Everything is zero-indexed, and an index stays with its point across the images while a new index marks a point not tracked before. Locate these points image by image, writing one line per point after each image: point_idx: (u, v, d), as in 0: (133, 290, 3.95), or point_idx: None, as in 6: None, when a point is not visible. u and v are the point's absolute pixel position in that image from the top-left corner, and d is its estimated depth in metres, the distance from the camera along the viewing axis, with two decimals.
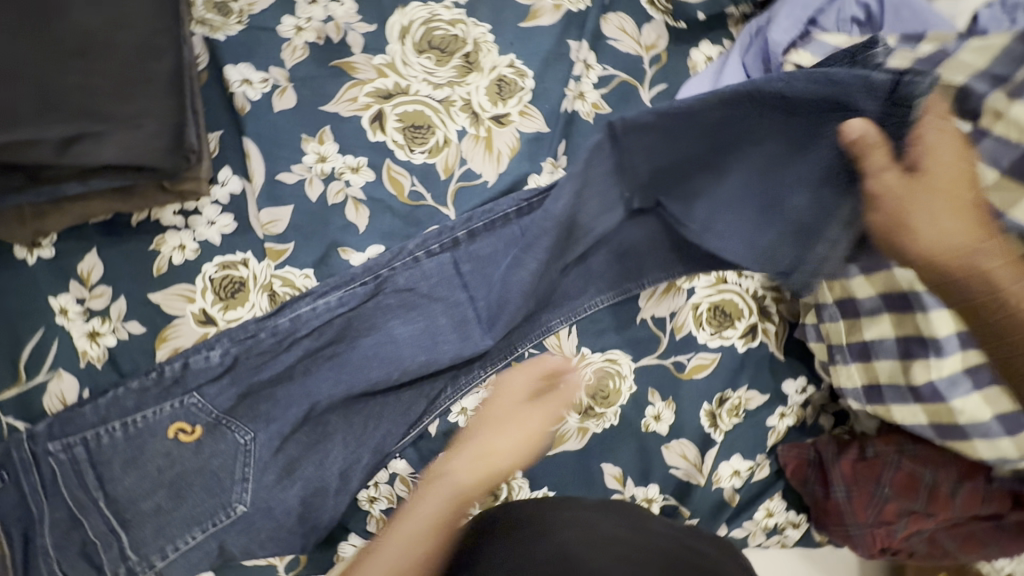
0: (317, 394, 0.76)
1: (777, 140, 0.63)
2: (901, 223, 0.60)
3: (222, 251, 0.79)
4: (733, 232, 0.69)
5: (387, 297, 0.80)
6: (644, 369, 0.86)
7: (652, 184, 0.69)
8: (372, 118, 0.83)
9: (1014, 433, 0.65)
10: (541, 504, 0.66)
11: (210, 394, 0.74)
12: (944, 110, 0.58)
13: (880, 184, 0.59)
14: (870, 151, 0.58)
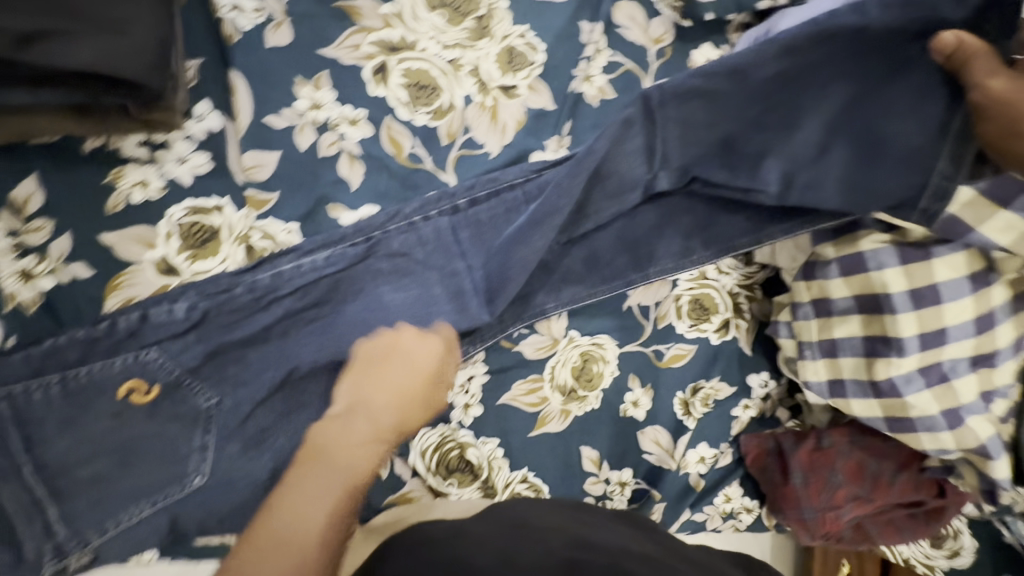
0: (296, 358, 0.71)
1: (849, 84, 0.67)
2: (1009, 129, 0.60)
3: (193, 194, 0.70)
4: (831, 169, 0.69)
5: (379, 261, 0.75)
6: (627, 355, 0.88)
7: (690, 158, 0.71)
8: (374, 69, 0.78)
9: (954, 427, 0.73)
10: (565, 503, 0.73)
11: (171, 351, 0.66)
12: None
13: (987, 94, 0.61)
14: (974, 57, 0.61)
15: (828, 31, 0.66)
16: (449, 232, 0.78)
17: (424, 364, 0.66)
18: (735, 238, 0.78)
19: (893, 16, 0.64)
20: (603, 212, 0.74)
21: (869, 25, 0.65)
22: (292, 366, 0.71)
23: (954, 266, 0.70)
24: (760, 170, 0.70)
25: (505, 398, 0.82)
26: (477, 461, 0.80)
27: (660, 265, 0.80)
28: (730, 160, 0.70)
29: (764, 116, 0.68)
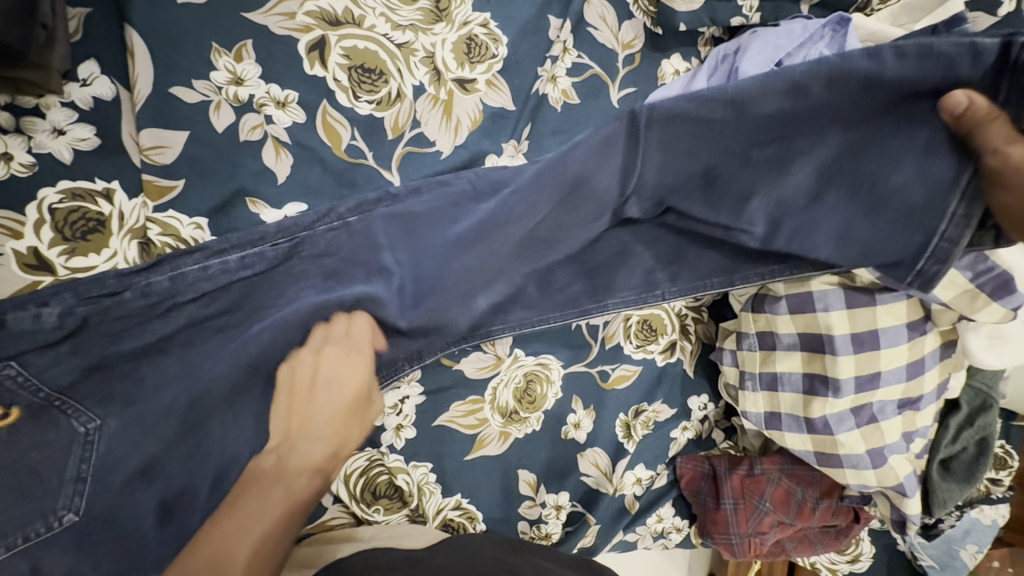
0: (201, 376, 0.60)
1: (848, 130, 0.62)
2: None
3: (73, 175, 0.58)
4: (827, 222, 0.66)
5: (304, 262, 0.67)
6: (572, 376, 0.84)
7: (657, 186, 0.68)
8: (311, 44, 0.67)
9: (877, 465, 0.75)
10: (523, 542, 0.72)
11: (38, 365, 0.55)
12: None
13: (1004, 161, 0.55)
14: (985, 122, 0.56)
15: (840, 75, 0.59)
16: (386, 232, 0.70)
17: (357, 383, 0.66)
18: (704, 276, 0.76)
19: (908, 65, 0.57)
20: (570, 246, 0.71)
21: (883, 73, 0.58)
22: (194, 387, 0.60)
23: (896, 314, 0.71)
24: (745, 211, 0.68)
25: (441, 420, 0.76)
26: (407, 487, 0.74)
27: (620, 297, 0.77)
28: (713, 199, 0.68)
29: (754, 152, 0.65)
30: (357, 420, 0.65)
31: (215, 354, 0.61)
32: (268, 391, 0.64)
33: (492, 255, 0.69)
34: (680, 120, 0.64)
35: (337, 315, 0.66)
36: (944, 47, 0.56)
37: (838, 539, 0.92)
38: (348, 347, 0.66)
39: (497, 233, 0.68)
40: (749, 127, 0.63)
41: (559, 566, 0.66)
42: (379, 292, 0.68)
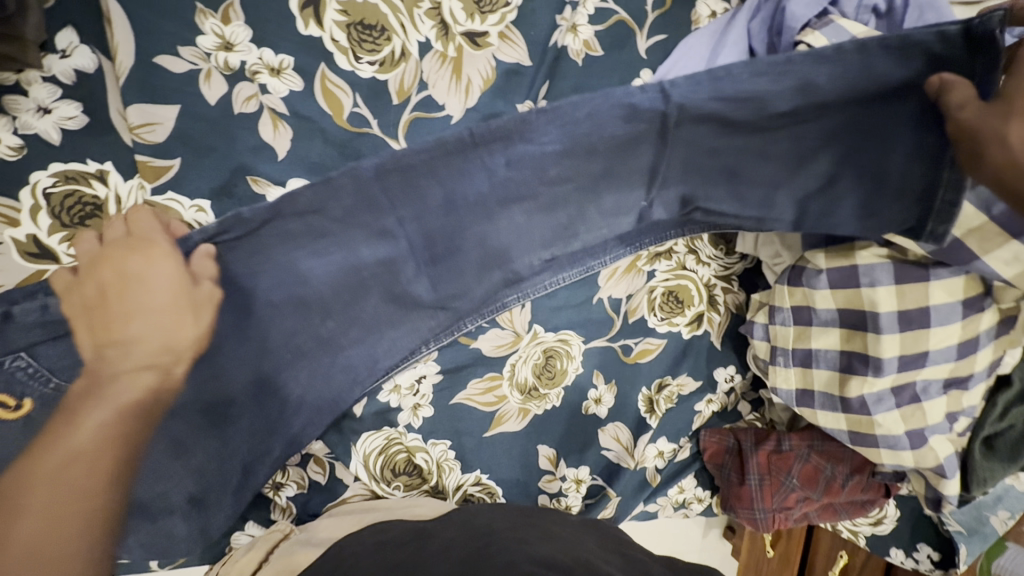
0: (228, 364, 0.61)
1: (858, 110, 0.63)
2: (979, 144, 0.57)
3: (64, 156, 0.55)
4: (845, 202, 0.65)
5: (287, 221, 0.61)
6: (593, 351, 0.82)
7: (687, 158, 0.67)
8: (304, 0, 0.61)
9: (916, 447, 0.71)
10: (535, 509, 0.71)
11: (48, 359, 0.54)
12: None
13: (961, 120, 0.58)
14: (953, 86, 0.58)
15: (843, 70, 0.64)
16: (373, 179, 0.63)
17: (152, 281, 0.57)
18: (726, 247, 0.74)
19: (892, 57, 0.62)
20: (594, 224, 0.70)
21: (874, 67, 0.63)
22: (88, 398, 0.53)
23: (950, 291, 0.65)
24: (772, 200, 0.67)
25: (459, 398, 0.75)
26: (425, 465, 0.74)
27: None
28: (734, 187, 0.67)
29: (766, 122, 0.65)
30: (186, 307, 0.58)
31: (235, 339, 0.61)
32: (277, 359, 0.64)
33: (518, 223, 0.68)
34: (708, 118, 0.65)
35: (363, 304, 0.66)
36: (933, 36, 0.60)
37: (865, 507, 0.88)
38: (357, 314, 0.67)
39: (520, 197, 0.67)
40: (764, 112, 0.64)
41: (575, 533, 0.66)
42: (399, 260, 0.67)
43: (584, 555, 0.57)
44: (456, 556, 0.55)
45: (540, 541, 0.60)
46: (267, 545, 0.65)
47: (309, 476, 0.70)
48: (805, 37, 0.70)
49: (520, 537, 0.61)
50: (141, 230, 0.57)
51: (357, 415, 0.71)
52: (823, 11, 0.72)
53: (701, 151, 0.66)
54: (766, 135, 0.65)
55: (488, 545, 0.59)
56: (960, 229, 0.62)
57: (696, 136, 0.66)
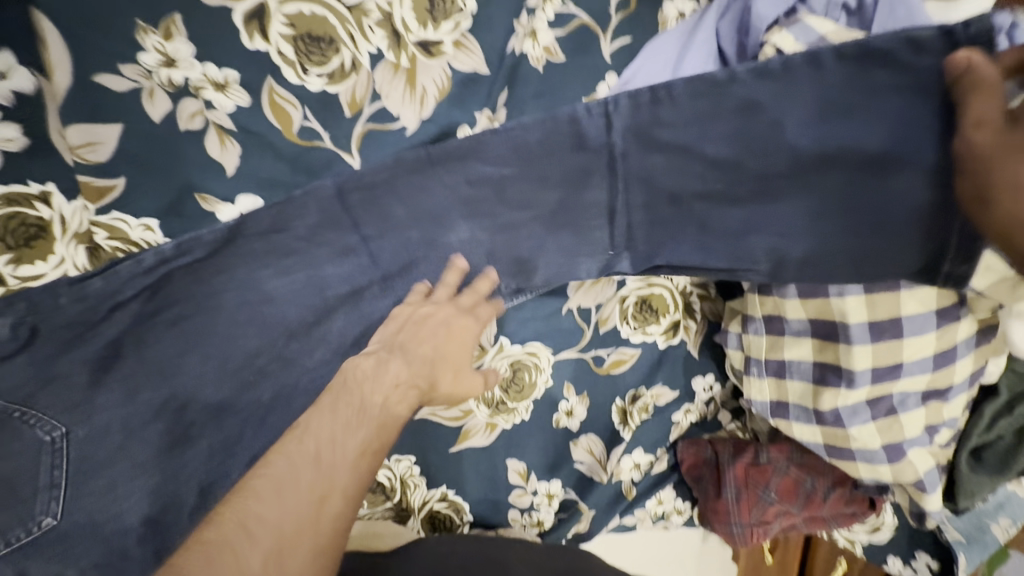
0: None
1: (815, 136, 0.59)
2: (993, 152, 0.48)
3: (4, 179, 0.54)
4: (820, 239, 0.61)
5: (249, 242, 0.63)
6: (563, 362, 0.80)
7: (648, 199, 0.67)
8: (248, 13, 0.60)
9: (894, 462, 0.68)
10: (495, 538, 0.72)
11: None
12: None
13: (965, 143, 0.51)
14: (981, 82, 0.50)
15: (787, 88, 0.60)
16: (334, 199, 0.65)
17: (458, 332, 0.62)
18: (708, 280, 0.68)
19: (847, 71, 0.58)
20: (565, 238, 0.70)
21: (829, 81, 0.59)
22: (346, 391, 0.52)
23: (922, 300, 0.62)
24: (745, 245, 0.64)
25: (424, 413, 0.74)
26: (389, 482, 0.73)
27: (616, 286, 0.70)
28: (707, 237, 0.66)
29: (714, 152, 0.63)
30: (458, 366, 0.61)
31: (191, 354, 0.58)
32: (233, 384, 0.62)
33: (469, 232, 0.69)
34: (660, 149, 0.66)
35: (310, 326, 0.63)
36: (923, 64, 0.55)
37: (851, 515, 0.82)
38: (322, 335, 0.64)
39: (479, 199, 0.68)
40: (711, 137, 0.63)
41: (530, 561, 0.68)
42: (353, 272, 0.66)
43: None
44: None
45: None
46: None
47: None
48: (772, 37, 0.68)
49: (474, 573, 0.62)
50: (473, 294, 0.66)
51: None
52: (791, 9, 0.69)
53: (657, 194, 0.67)
54: (719, 173, 0.64)
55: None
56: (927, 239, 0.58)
57: (649, 167, 0.66)
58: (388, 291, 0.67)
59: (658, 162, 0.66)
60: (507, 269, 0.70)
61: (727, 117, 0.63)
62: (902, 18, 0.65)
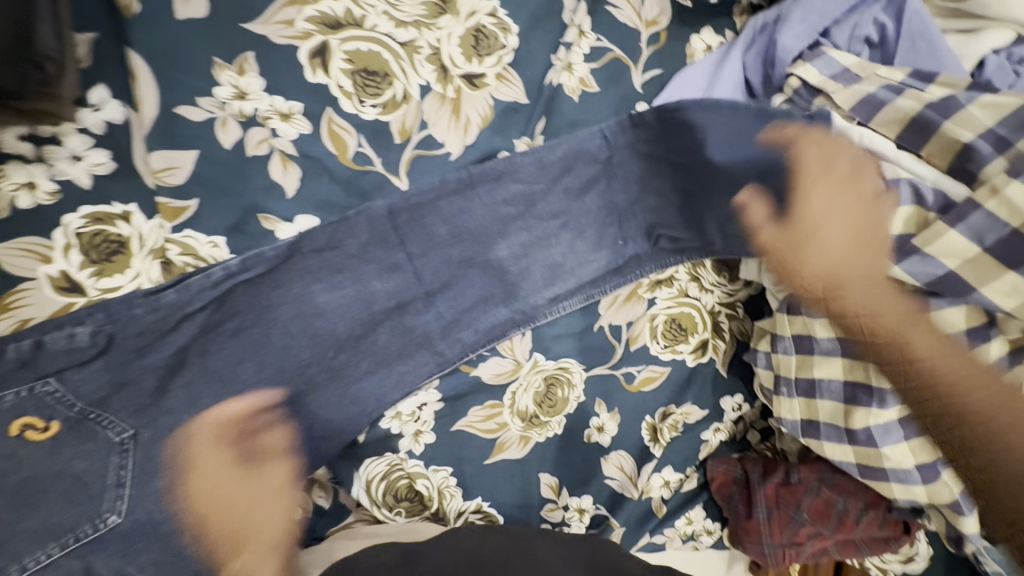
0: (240, 388, 0.65)
1: (742, 149, 0.73)
2: (798, 244, 0.71)
3: (94, 199, 0.60)
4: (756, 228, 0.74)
5: (307, 258, 0.68)
6: (595, 378, 0.82)
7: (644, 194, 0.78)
8: (313, 51, 0.66)
9: (928, 482, 0.68)
10: (511, 535, 0.70)
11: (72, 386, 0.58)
12: (823, 135, 0.69)
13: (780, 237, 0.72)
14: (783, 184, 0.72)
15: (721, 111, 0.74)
16: (385, 218, 0.70)
17: (265, 498, 0.67)
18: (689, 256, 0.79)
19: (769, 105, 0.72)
20: (585, 260, 0.79)
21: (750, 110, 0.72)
22: (262, 551, 0.65)
23: (951, 320, 0.63)
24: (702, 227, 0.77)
25: (461, 425, 0.76)
26: (427, 491, 0.75)
27: None
28: (680, 215, 0.78)
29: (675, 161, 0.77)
30: (284, 489, 0.68)
31: (257, 360, 0.66)
32: (287, 390, 0.68)
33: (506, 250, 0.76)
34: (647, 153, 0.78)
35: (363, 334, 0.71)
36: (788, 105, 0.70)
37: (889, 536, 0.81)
38: (368, 347, 0.72)
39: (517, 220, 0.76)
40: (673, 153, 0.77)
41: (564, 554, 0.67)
42: (399, 286, 0.73)
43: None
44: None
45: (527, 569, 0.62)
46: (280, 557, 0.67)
47: (313, 501, 0.72)
48: (796, 70, 0.72)
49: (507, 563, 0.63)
50: (235, 448, 0.65)
51: (361, 442, 0.73)
52: (816, 42, 0.73)
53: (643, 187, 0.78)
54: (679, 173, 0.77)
55: None
56: (956, 260, 0.59)
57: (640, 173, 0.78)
58: (431, 305, 0.74)
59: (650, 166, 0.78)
60: (542, 289, 0.78)
61: (680, 135, 0.76)
62: (924, 54, 0.68)
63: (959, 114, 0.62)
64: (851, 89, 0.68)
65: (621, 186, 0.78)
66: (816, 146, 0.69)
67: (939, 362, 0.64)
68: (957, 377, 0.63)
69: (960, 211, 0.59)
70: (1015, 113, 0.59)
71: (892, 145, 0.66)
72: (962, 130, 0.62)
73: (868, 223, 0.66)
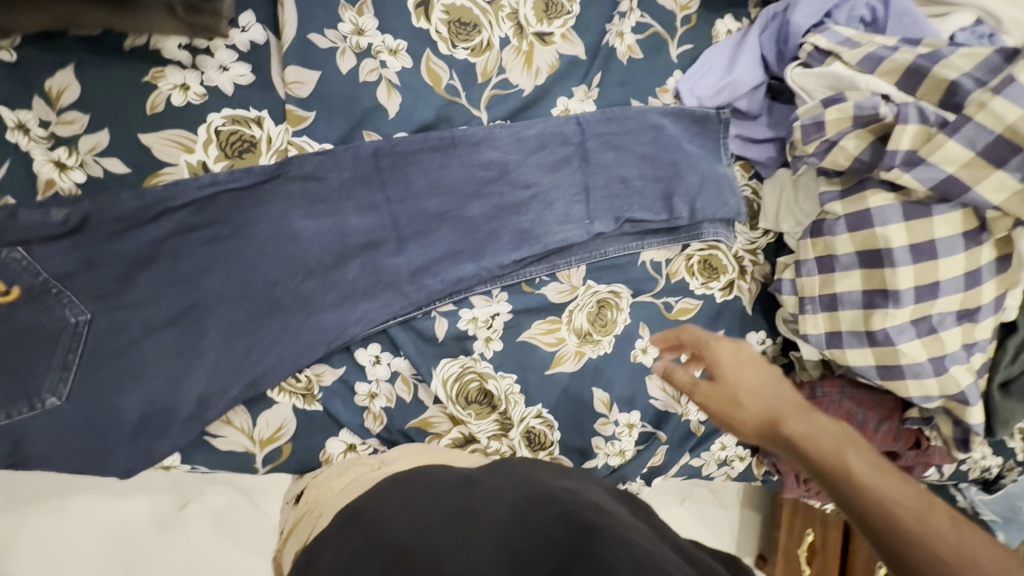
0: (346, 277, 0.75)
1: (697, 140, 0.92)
2: (732, 399, 0.71)
3: (233, 104, 0.70)
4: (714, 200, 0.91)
5: (410, 169, 0.78)
6: (640, 305, 0.91)
7: (655, 171, 0.90)
8: (418, 1, 0.78)
9: (938, 374, 0.80)
10: (559, 472, 0.69)
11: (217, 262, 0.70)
12: (731, 347, 0.74)
13: (716, 393, 0.72)
14: (671, 372, 0.75)
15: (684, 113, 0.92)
16: (465, 138, 0.80)
17: None
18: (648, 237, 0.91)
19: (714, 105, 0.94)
20: (641, 194, 0.89)
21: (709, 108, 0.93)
22: None
23: (951, 224, 0.76)
24: (673, 205, 0.90)
25: (525, 336, 0.84)
26: (496, 393, 0.82)
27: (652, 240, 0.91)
28: (645, 201, 0.89)
29: (666, 141, 0.90)
30: None
31: (363, 256, 0.76)
32: (382, 285, 0.77)
33: (570, 180, 0.86)
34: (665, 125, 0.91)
35: (449, 242, 0.80)
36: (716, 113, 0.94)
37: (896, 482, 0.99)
38: (450, 254, 0.80)
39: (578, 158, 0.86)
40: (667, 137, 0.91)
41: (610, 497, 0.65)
42: (479, 202, 0.81)
43: (620, 517, 0.57)
44: (506, 504, 0.59)
45: (583, 493, 0.62)
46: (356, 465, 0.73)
47: (397, 393, 0.80)
48: (810, 39, 0.86)
49: (564, 488, 0.63)
50: None
51: (439, 339, 0.80)
52: (820, 21, 0.88)
53: (627, 161, 0.89)
54: (660, 156, 0.90)
55: (542, 498, 0.60)
56: (952, 166, 0.73)
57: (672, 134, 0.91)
58: (504, 221, 0.82)
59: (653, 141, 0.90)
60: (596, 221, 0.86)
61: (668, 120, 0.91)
62: (908, 27, 0.85)
63: (942, 61, 0.76)
64: (855, 51, 0.82)
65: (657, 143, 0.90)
66: (734, 359, 0.73)
67: (875, 482, 0.55)
68: (893, 496, 0.54)
69: (955, 125, 0.73)
70: (986, 61, 0.75)
71: (894, 89, 0.79)
72: (948, 72, 0.75)
73: (769, 370, 0.72)
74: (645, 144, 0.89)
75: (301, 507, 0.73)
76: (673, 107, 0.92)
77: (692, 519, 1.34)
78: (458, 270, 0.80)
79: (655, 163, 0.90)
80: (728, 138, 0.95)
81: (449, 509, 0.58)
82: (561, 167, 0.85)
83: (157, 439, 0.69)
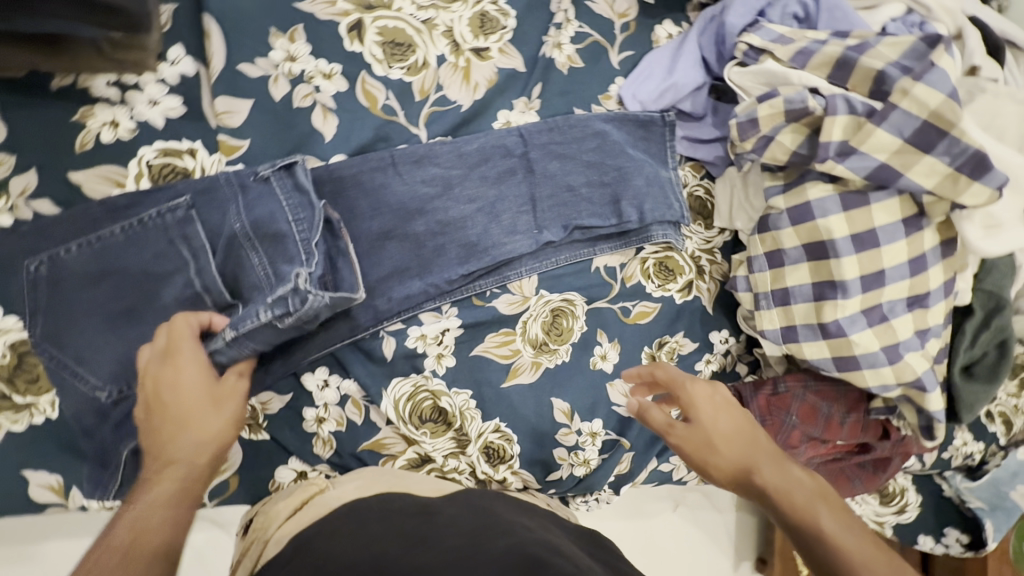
0: None
1: (636, 147, 0.93)
2: (710, 446, 0.74)
3: (165, 136, 0.71)
4: (657, 204, 0.91)
5: (348, 189, 0.78)
6: (595, 311, 0.91)
7: (602, 178, 0.90)
8: (349, 26, 0.79)
9: (893, 362, 0.79)
10: (516, 507, 0.67)
11: (151, 296, 0.67)
12: (710, 392, 0.76)
13: (693, 437, 0.74)
14: (649, 413, 0.76)
15: (626, 119, 0.93)
16: (402, 157, 0.80)
17: None
18: (599, 243, 0.91)
19: (652, 110, 0.94)
20: (590, 201, 0.89)
21: (648, 112, 0.94)
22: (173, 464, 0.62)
23: (891, 212, 0.77)
24: (621, 210, 0.90)
25: (478, 350, 0.84)
26: (450, 410, 0.82)
27: (601, 247, 0.91)
28: (593, 207, 0.89)
29: (609, 147, 0.91)
30: None
31: None
32: None
33: (517, 192, 0.86)
34: (608, 132, 0.91)
35: (394, 260, 0.80)
36: (653, 116, 0.94)
37: (877, 474, 0.97)
38: (394, 272, 0.79)
39: (521, 170, 0.87)
40: (611, 142, 0.91)
41: (565, 535, 0.64)
42: (422, 218, 0.81)
43: (568, 552, 0.56)
44: (455, 533, 0.58)
45: (536, 529, 0.61)
46: (302, 498, 0.72)
47: (348, 416, 0.79)
48: (743, 38, 0.86)
49: (518, 522, 0.62)
50: None
51: (388, 358, 0.79)
52: (755, 20, 0.88)
53: (569, 170, 0.89)
54: (606, 162, 0.90)
55: (494, 529, 0.59)
56: (884, 154, 0.73)
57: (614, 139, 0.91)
58: (450, 236, 0.82)
59: (597, 146, 0.90)
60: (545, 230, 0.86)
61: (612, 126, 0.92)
62: (839, 20, 0.86)
63: (870, 52, 0.77)
64: (788, 47, 0.83)
65: (602, 151, 0.90)
66: (712, 407, 0.76)
67: (844, 540, 0.63)
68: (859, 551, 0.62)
69: (883, 113, 0.73)
70: (912, 48, 0.76)
71: (826, 81, 0.79)
72: (875, 61, 0.76)
73: (744, 418, 0.76)
74: (590, 151, 0.90)
75: (249, 539, 0.71)
76: (616, 113, 0.92)
77: (685, 524, 1.31)
78: (404, 288, 0.79)
79: (600, 168, 0.90)
80: (674, 141, 0.95)
81: (396, 537, 0.57)
82: (505, 180, 0.86)
83: (98, 478, 0.68)
